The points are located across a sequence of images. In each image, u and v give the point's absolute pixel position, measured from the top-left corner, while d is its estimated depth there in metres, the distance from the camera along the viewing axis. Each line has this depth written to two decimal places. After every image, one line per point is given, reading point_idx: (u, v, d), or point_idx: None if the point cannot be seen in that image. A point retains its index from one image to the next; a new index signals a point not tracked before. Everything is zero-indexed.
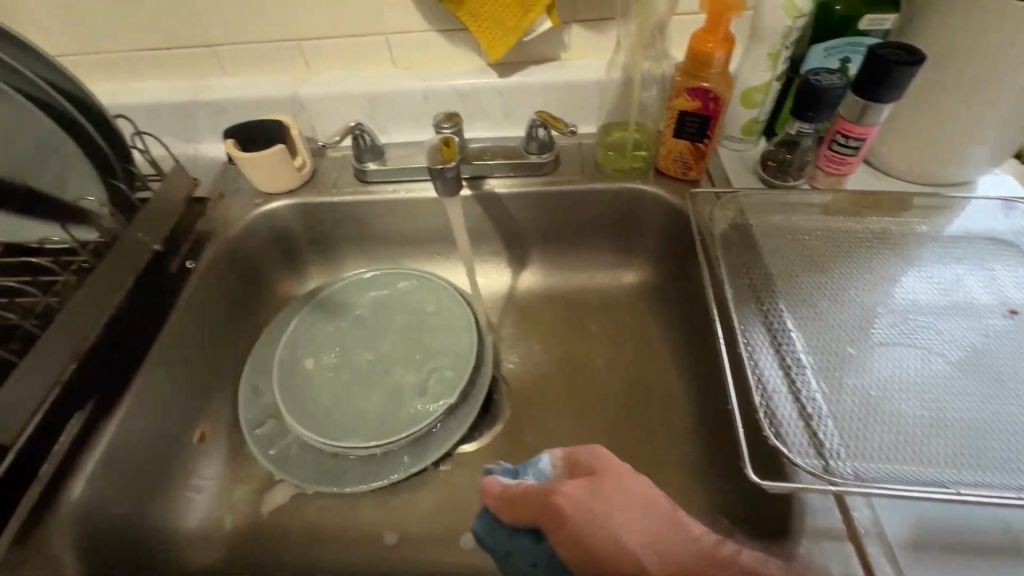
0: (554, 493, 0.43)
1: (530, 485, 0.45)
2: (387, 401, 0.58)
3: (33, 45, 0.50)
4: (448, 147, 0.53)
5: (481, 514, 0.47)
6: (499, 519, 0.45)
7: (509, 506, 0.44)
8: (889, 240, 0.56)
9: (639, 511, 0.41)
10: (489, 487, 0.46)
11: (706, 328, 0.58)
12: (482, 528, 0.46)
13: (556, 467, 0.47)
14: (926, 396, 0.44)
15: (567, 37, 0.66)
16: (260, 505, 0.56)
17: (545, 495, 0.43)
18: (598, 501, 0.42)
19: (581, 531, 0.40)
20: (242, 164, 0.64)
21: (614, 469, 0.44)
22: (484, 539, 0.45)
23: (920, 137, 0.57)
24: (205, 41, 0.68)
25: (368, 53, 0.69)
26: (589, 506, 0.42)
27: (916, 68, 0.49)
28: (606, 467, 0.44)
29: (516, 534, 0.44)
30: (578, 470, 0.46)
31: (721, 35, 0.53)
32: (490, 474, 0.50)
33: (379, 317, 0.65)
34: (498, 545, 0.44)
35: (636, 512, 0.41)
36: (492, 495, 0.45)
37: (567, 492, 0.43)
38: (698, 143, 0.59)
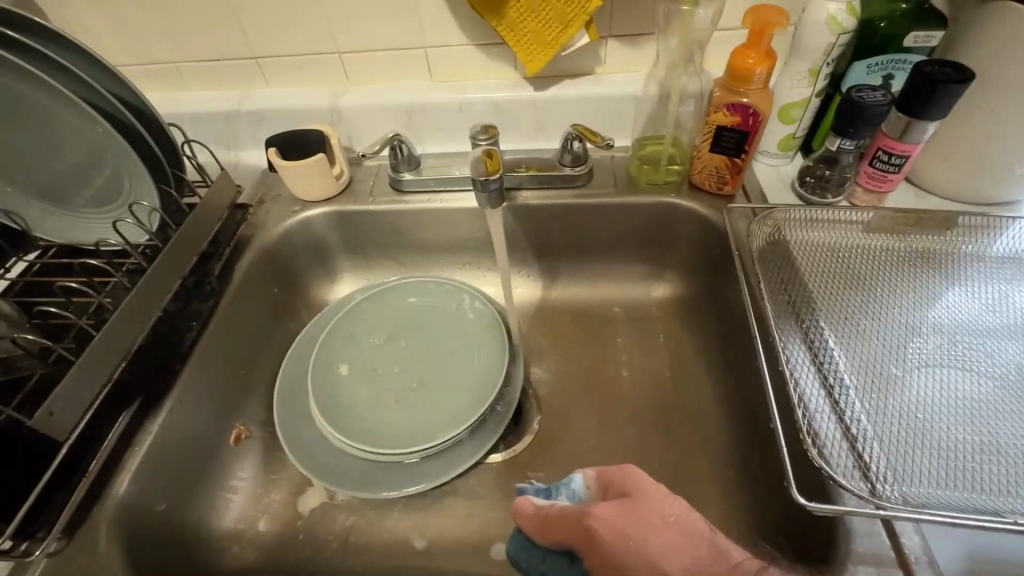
0: (588, 516, 0.42)
1: (563, 507, 0.44)
2: (418, 410, 0.58)
3: (98, 56, 0.52)
4: (490, 160, 0.54)
5: (516, 531, 0.48)
6: (533, 539, 0.45)
7: (543, 529, 0.44)
8: (932, 259, 0.55)
9: (673, 535, 0.39)
10: (522, 507, 0.46)
11: (742, 344, 0.57)
12: (516, 548, 0.46)
13: (590, 488, 0.46)
14: (977, 420, 0.43)
15: (602, 52, 0.67)
16: (292, 506, 0.57)
17: (578, 519, 0.42)
18: (633, 525, 0.40)
19: (618, 558, 0.39)
20: (283, 173, 0.66)
21: (647, 490, 0.42)
22: (517, 557, 0.46)
23: (964, 156, 0.56)
24: (250, 54, 0.70)
25: (406, 66, 0.70)
26: (622, 530, 0.40)
27: (964, 85, 0.48)
28: (638, 488, 0.42)
29: (549, 555, 0.45)
30: (611, 490, 0.45)
31: (763, 50, 0.52)
32: (523, 492, 0.50)
33: (411, 327, 0.65)
34: (530, 563, 0.45)
35: (672, 537, 0.39)
36: (525, 515, 0.45)
37: (600, 515, 0.41)
38: (735, 158, 0.59)
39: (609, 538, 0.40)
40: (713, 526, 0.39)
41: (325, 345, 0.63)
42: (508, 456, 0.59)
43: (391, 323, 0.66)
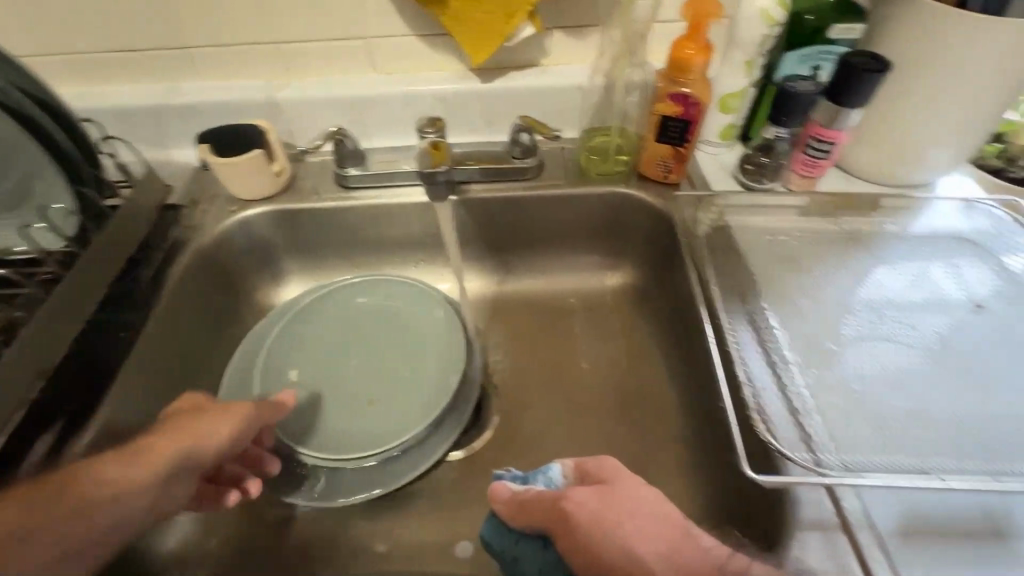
0: (563, 500, 0.41)
1: (539, 492, 0.43)
2: (377, 412, 0.56)
3: None
4: (437, 151, 0.53)
5: (490, 516, 0.46)
6: (507, 524, 0.44)
7: (517, 513, 0.43)
8: (862, 239, 0.59)
9: (647, 521, 0.39)
10: (497, 493, 0.45)
11: (692, 328, 0.59)
12: (491, 531, 0.45)
13: (568, 477, 0.45)
14: (904, 388, 0.46)
15: (548, 43, 0.67)
16: (246, 520, 0.54)
17: (555, 502, 0.42)
18: (608, 510, 0.40)
19: (594, 544, 0.39)
20: (217, 171, 0.62)
21: (623, 478, 0.42)
22: (490, 541, 0.45)
23: (887, 141, 0.60)
24: (174, 44, 0.66)
25: (347, 57, 0.68)
26: (598, 515, 0.40)
27: (883, 75, 0.51)
28: (615, 475, 0.42)
29: (523, 539, 0.43)
30: (588, 479, 0.44)
31: (700, 42, 0.54)
32: (499, 478, 0.47)
33: (366, 328, 0.63)
34: (504, 547, 0.44)
35: (648, 529, 0.39)
36: (501, 500, 0.44)
37: (576, 499, 0.41)
38: (680, 147, 0.60)
39: (586, 527, 0.40)
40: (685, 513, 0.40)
41: (273, 352, 0.60)
42: (470, 452, 0.59)
43: (344, 326, 0.63)
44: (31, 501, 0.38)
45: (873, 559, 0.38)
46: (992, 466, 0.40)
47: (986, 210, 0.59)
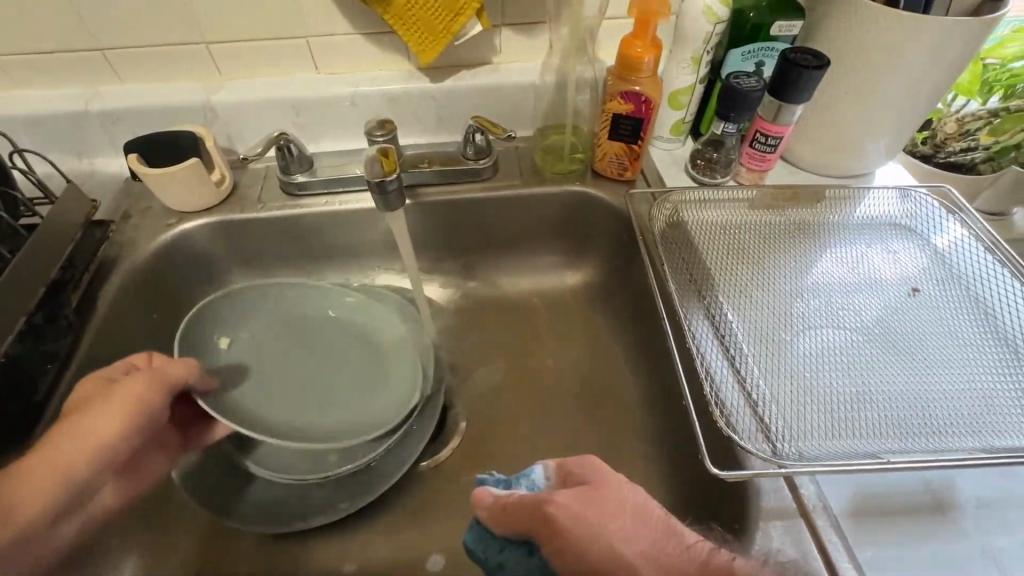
0: (546, 503, 0.39)
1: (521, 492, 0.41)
2: (330, 407, 0.54)
3: None
4: (387, 159, 0.51)
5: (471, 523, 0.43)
6: (491, 530, 0.41)
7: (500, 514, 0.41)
8: (807, 229, 0.61)
9: (632, 520, 0.37)
10: (479, 498, 0.42)
11: (652, 323, 0.60)
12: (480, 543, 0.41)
13: (550, 479, 0.43)
14: (852, 373, 0.48)
15: (498, 40, 0.65)
16: (204, 552, 0.52)
17: (538, 506, 0.39)
18: (592, 512, 0.37)
19: (578, 547, 0.36)
20: (149, 183, 0.58)
21: (608, 480, 0.40)
22: (471, 549, 0.42)
23: (828, 133, 0.62)
24: (93, 44, 0.60)
25: (288, 57, 0.64)
26: (583, 516, 0.37)
27: (822, 72, 0.53)
28: (600, 476, 0.40)
29: (508, 545, 0.40)
30: (572, 481, 0.42)
31: (649, 40, 0.54)
32: (481, 484, 0.45)
33: (315, 319, 0.60)
34: (488, 555, 0.41)
35: (641, 532, 0.36)
36: (483, 505, 0.41)
37: (560, 502, 0.38)
38: (632, 145, 0.61)
39: (574, 525, 0.37)
40: (668, 510, 0.38)
41: (209, 340, 0.55)
42: (440, 461, 0.58)
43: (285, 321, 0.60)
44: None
45: (830, 542, 0.40)
46: (933, 444, 0.42)
47: (918, 198, 0.62)
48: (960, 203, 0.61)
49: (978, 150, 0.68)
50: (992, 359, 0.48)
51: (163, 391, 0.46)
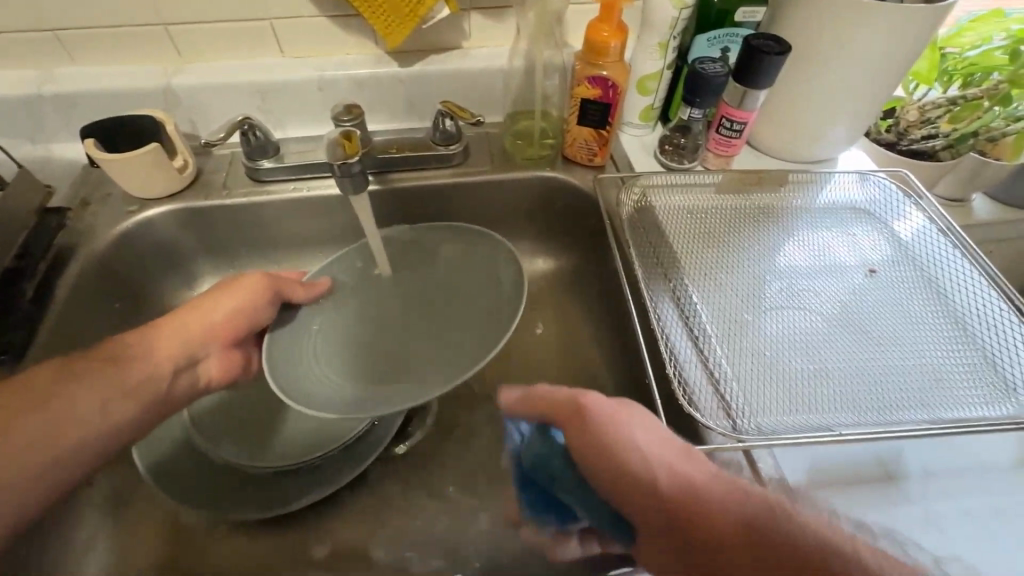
0: (580, 399, 0.38)
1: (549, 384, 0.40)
2: (387, 375, 0.52)
3: None
4: (350, 142, 0.51)
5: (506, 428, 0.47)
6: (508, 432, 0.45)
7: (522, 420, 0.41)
8: (772, 213, 0.62)
9: (657, 438, 0.36)
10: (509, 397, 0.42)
11: (621, 306, 0.60)
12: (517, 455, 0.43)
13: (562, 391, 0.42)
14: (810, 352, 0.49)
15: (466, 25, 0.65)
16: (171, 541, 0.52)
17: (570, 404, 0.38)
18: (625, 420, 0.37)
19: (607, 447, 0.35)
20: (106, 168, 0.56)
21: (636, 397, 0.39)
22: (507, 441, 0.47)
23: (791, 120, 0.63)
24: (43, 24, 0.58)
25: (251, 40, 0.63)
26: (614, 421, 0.36)
27: (783, 58, 0.54)
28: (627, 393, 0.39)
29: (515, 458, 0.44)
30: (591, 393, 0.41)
31: (615, 24, 0.54)
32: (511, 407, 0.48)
33: (385, 299, 0.59)
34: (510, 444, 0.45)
35: (669, 454, 0.35)
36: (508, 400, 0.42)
37: (594, 403, 0.38)
38: (602, 130, 0.61)
39: (596, 428, 0.36)
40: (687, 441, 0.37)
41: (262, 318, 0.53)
42: (414, 445, 0.58)
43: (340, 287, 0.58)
44: (75, 370, 0.41)
45: None
46: (884, 418, 0.44)
47: (877, 181, 0.64)
48: (916, 187, 0.63)
49: (939, 137, 0.70)
50: (942, 336, 0.50)
51: (271, 291, 0.52)
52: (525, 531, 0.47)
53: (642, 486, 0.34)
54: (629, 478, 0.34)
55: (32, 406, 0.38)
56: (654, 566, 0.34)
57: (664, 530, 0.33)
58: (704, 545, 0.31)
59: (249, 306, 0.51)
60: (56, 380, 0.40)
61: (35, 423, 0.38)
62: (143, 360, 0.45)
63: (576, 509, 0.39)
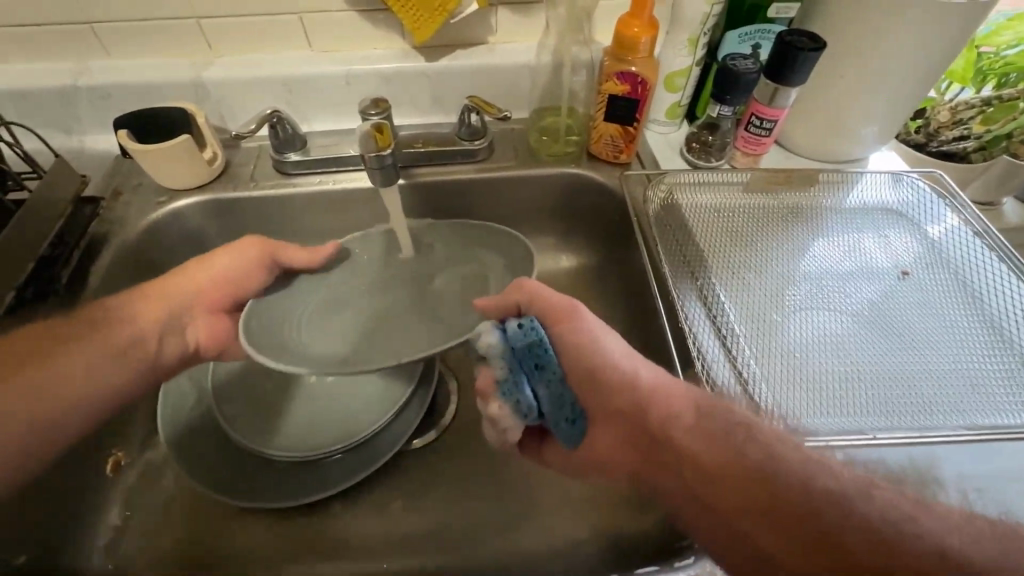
0: (574, 311, 0.41)
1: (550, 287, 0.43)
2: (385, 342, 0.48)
3: None
4: (381, 134, 0.51)
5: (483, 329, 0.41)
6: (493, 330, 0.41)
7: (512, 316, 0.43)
8: (801, 213, 0.61)
9: (638, 361, 0.39)
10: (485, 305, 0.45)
11: (645, 304, 0.60)
12: (503, 336, 0.41)
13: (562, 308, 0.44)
14: (841, 353, 0.49)
15: (494, 20, 0.65)
16: (194, 527, 0.52)
17: (565, 313, 0.41)
18: (611, 339, 0.40)
19: (589, 355, 0.39)
20: (138, 159, 0.57)
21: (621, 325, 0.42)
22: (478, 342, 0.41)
23: (822, 118, 0.62)
24: (80, 17, 0.59)
25: (280, 33, 0.63)
26: (601, 336, 0.40)
27: (817, 54, 0.53)
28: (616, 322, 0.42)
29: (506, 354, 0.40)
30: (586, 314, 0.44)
31: (646, 19, 0.54)
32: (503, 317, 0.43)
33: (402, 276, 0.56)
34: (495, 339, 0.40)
35: (636, 359, 0.39)
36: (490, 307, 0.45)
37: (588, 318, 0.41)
38: (629, 127, 0.60)
39: (583, 332, 0.40)
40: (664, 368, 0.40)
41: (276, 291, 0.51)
42: (433, 439, 0.58)
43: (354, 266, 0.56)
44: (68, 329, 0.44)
45: None
46: (917, 423, 0.43)
47: (910, 183, 0.63)
48: (951, 189, 0.61)
49: (970, 140, 0.68)
50: (978, 341, 0.49)
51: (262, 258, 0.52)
52: (495, 405, 0.40)
53: (612, 378, 0.38)
54: (600, 371, 0.38)
55: (33, 366, 0.41)
56: (607, 453, 0.38)
57: (624, 416, 0.37)
58: (660, 426, 0.36)
59: (241, 267, 0.52)
60: (48, 342, 0.43)
61: (37, 379, 0.40)
62: (135, 317, 0.47)
63: (541, 395, 0.40)
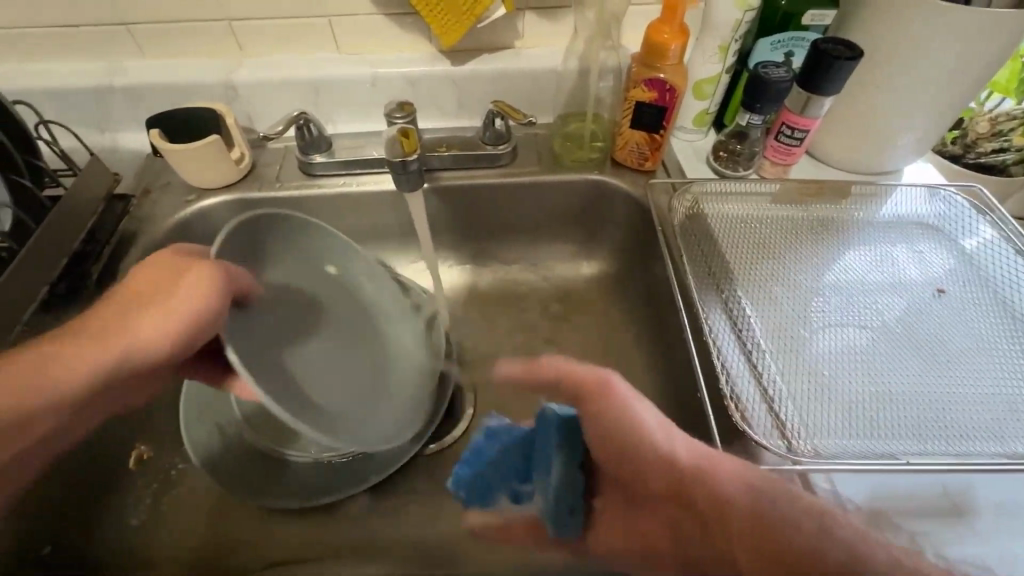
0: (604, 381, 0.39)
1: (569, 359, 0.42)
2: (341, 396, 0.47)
3: None
4: (408, 139, 0.51)
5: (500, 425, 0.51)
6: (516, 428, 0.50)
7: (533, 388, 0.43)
8: (832, 226, 0.59)
9: (671, 435, 0.38)
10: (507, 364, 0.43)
11: (667, 315, 0.59)
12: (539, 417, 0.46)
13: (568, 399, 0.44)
14: (871, 373, 0.47)
15: (521, 24, 0.64)
16: (212, 523, 0.53)
17: (592, 385, 0.40)
18: (643, 409, 0.39)
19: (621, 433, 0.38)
20: (169, 158, 0.58)
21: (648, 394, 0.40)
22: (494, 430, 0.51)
23: (856, 129, 0.60)
24: (118, 18, 0.61)
25: (309, 35, 0.64)
26: (636, 407, 0.39)
27: (854, 63, 0.51)
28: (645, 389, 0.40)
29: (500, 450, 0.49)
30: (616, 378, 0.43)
31: (676, 26, 0.53)
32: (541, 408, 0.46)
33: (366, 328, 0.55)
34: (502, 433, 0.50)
35: (672, 432, 0.39)
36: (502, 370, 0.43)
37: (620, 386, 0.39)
38: (655, 134, 0.60)
39: (615, 406, 0.39)
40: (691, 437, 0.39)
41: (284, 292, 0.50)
42: (449, 444, 0.58)
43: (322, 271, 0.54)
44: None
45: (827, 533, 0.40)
46: (953, 448, 0.41)
47: (947, 197, 0.61)
48: (991, 203, 0.59)
49: (1010, 152, 0.66)
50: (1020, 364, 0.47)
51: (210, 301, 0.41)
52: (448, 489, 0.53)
53: (645, 452, 0.38)
54: (636, 452, 0.38)
55: None
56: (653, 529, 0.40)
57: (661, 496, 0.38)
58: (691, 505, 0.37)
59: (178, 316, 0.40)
60: None
61: None
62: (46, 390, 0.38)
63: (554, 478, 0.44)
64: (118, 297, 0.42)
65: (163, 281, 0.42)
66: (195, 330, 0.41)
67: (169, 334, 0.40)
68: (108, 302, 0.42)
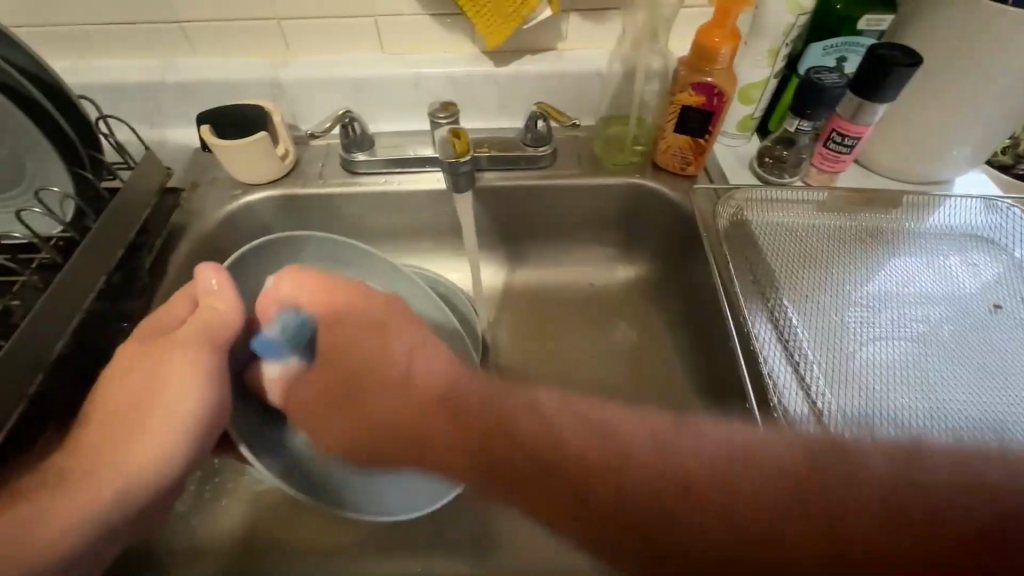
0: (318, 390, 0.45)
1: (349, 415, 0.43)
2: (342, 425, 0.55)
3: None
4: (459, 140, 0.52)
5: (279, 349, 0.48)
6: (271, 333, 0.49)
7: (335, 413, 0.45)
8: (881, 236, 0.58)
9: (400, 378, 0.43)
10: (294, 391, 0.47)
11: (708, 323, 0.58)
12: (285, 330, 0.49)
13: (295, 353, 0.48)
14: (925, 388, 0.46)
15: (564, 26, 0.64)
16: (254, 513, 0.54)
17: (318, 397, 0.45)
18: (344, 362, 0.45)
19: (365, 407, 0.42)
20: (218, 153, 0.59)
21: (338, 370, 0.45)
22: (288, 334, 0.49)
23: (909, 136, 0.59)
24: (172, 17, 0.62)
25: (355, 35, 0.65)
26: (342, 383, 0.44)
27: (913, 70, 0.50)
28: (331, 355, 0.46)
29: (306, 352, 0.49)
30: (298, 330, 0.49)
31: (728, 29, 0.52)
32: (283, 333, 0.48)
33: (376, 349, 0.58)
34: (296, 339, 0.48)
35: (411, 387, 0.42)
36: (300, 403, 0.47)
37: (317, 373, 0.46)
38: (699, 139, 0.59)
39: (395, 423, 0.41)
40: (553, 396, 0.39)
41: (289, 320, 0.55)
42: None
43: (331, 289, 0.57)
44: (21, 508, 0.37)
45: None
46: None
47: (1005, 209, 0.58)
48: None
49: None
50: None
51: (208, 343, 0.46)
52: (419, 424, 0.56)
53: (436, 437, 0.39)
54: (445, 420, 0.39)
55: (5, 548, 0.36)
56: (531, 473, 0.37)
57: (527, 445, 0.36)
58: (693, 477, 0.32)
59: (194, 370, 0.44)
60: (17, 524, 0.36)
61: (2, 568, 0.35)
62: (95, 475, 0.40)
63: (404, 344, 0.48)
64: (107, 420, 0.43)
65: (151, 380, 0.44)
66: (207, 410, 0.43)
67: (189, 428, 0.42)
68: (90, 432, 0.42)
